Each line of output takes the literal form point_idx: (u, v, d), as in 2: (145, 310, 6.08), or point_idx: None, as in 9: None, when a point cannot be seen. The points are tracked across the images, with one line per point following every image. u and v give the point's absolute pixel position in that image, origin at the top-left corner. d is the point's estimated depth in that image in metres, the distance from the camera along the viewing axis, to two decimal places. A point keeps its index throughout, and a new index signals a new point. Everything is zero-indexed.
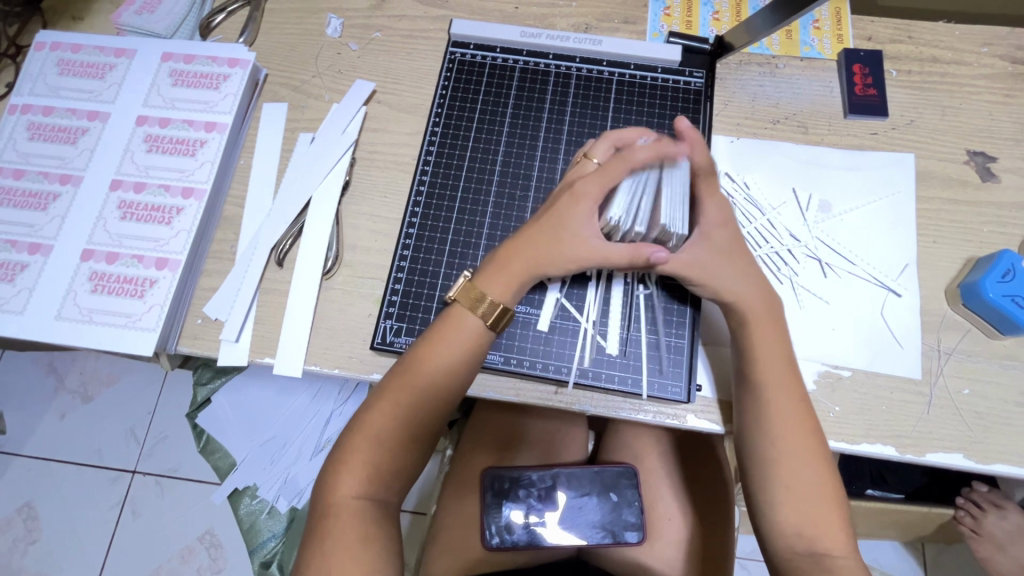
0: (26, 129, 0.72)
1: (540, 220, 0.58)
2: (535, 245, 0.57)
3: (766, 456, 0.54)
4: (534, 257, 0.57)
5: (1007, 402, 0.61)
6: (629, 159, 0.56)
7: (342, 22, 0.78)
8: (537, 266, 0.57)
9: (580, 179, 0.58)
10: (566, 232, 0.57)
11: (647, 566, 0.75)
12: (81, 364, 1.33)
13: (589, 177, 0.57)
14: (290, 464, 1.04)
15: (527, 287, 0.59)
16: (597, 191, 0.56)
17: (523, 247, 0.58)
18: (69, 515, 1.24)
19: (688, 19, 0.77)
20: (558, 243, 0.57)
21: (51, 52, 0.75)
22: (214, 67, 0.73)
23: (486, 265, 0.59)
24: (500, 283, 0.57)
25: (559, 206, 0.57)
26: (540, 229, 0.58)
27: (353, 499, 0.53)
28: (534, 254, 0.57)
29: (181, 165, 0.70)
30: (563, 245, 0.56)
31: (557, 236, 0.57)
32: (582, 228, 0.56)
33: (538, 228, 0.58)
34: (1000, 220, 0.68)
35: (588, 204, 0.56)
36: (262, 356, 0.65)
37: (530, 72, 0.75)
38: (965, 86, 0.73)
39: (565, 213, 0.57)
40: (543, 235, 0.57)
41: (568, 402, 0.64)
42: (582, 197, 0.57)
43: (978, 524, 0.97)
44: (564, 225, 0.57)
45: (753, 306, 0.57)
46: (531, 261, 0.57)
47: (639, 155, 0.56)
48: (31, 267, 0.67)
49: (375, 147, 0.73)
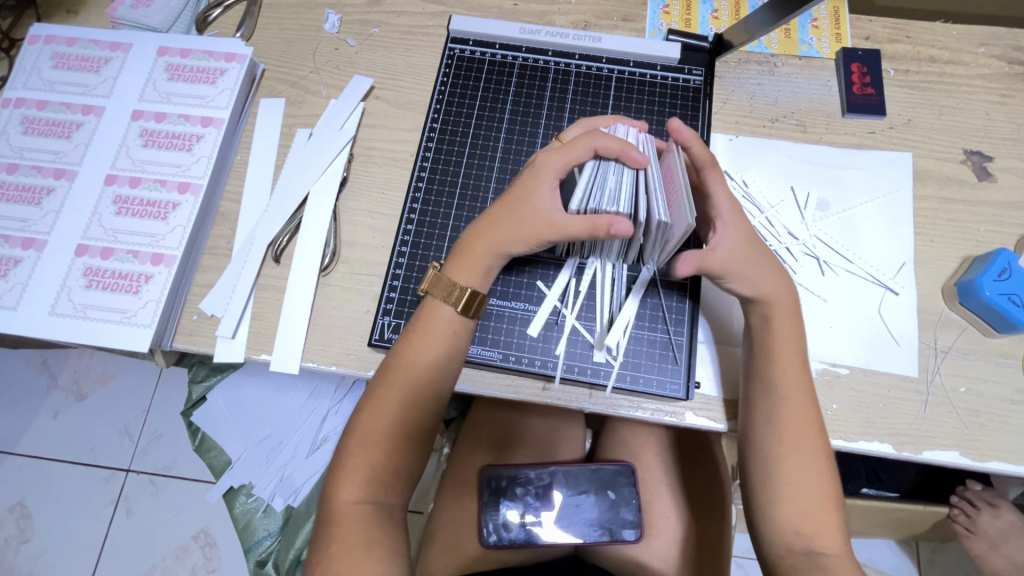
0: (20, 123, 0.71)
1: (505, 197, 0.58)
2: (500, 222, 0.56)
3: (771, 456, 0.54)
4: (497, 235, 0.56)
5: (1004, 400, 0.62)
6: (591, 139, 0.54)
7: (340, 17, 0.78)
8: (499, 244, 0.56)
9: (545, 154, 0.57)
10: (526, 207, 0.55)
11: (644, 564, 0.75)
12: (74, 362, 1.32)
13: (554, 153, 0.56)
14: (284, 463, 1.03)
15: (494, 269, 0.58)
16: (559, 165, 0.55)
17: (489, 225, 0.57)
18: (62, 514, 1.23)
19: (688, 17, 0.77)
20: (519, 221, 0.55)
21: (45, 45, 0.74)
22: (211, 62, 0.73)
23: (454, 250, 0.58)
24: (467, 266, 0.57)
25: (524, 184, 0.57)
26: (504, 208, 0.57)
27: (354, 504, 0.53)
28: (500, 232, 0.56)
29: (177, 160, 0.69)
30: (523, 223, 0.55)
31: (517, 213, 0.56)
32: (544, 206, 0.55)
33: (502, 207, 0.57)
34: (996, 219, 0.68)
35: (548, 178, 0.55)
36: (259, 353, 0.65)
37: (528, 69, 0.75)
38: (961, 86, 0.73)
39: (530, 191, 0.56)
40: (506, 212, 0.56)
41: (568, 399, 0.64)
42: (542, 169, 0.56)
43: (972, 523, 0.97)
44: (526, 203, 0.56)
45: (755, 304, 0.57)
46: (494, 239, 0.56)
47: (603, 137, 0.54)
48: (24, 263, 0.66)
49: (373, 144, 0.72)
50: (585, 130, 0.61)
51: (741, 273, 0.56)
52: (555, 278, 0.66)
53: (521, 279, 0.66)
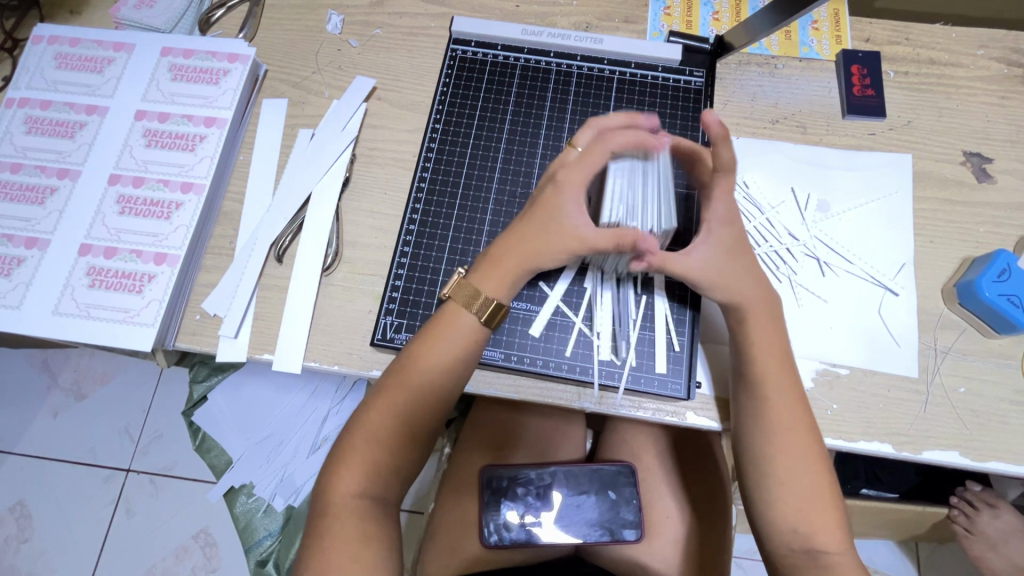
0: (24, 123, 0.71)
1: (531, 212, 0.57)
2: (528, 237, 0.56)
3: (762, 454, 0.54)
4: (525, 249, 0.56)
5: (1003, 400, 0.62)
6: (607, 142, 0.55)
7: (343, 18, 0.78)
8: (526, 260, 0.56)
9: (562, 168, 0.57)
10: (552, 219, 0.56)
11: (644, 565, 0.75)
12: (75, 361, 1.32)
13: (572, 166, 0.56)
14: (285, 463, 1.03)
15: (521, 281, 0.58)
16: (578, 178, 0.56)
17: (515, 239, 0.57)
18: (62, 513, 1.23)
19: (689, 19, 0.77)
20: (546, 234, 0.56)
21: (48, 45, 0.74)
22: (214, 62, 0.73)
23: (479, 262, 0.58)
24: (491, 279, 0.57)
25: (547, 198, 0.57)
26: (531, 222, 0.57)
27: (355, 500, 0.53)
28: (528, 246, 0.56)
29: (180, 160, 0.69)
30: (550, 236, 0.56)
31: (544, 226, 0.56)
32: (571, 222, 0.55)
33: (528, 222, 0.57)
34: (995, 220, 0.68)
35: (575, 193, 0.56)
36: (261, 352, 0.65)
37: (531, 70, 0.75)
38: (960, 87, 0.73)
39: (558, 207, 0.56)
40: (533, 226, 0.56)
41: (568, 399, 0.64)
42: (565, 185, 0.56)
43: (972, 523, 0.97)
44: (555, 219, 0.56)
45: (747, 305, 0.57)
46: (524, 254, 0.56)
47: (618, 137, 0.55)
48: (28, 262, 0.66)
49: (375, 144, 0.73)
50: (595, 133, 0.59)
51: (738, 275, 0.57)
52: (558, 280, 0.66)
53: (522, 280, 0.67)
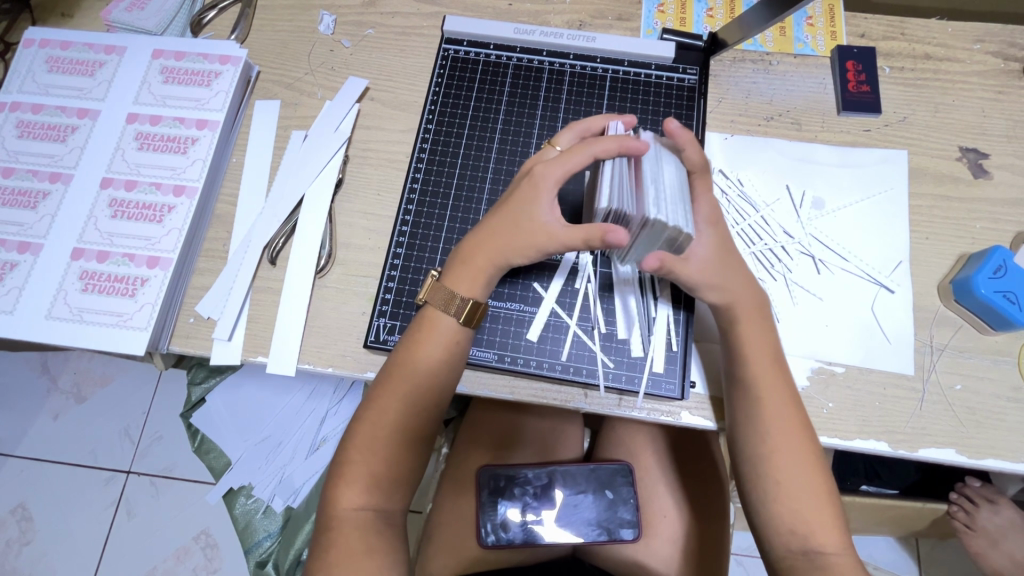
0: (15, 127, 0.71)
1: (501, 209, 0.57)
2: (499, 235, 0.56)
3: (757, 454, 0.54)
4: (497, 248, 0.56)
5: (999, 397, 0.62)
6: (591, 146, 0.53)
7: (335, 19, 0.78)
8: (501, 257, 0.56)
9: (540, 165, 0.56)
10: (527, 219, 0.55)
11: (643, 565, 0.75)
12: (74, 363, 1.32)
13: (551, 162, 0.55)
14: (284, 464, 1.03)
15: (494, 279, 0.57)
16: (556, 175, 0.54)
17: (487, 237, 0.56)
18: (63, 515, 1.23)
19: (683, 16, 0.77)
20: (519, 232, 0.55)
21: (39, 49, 0.74)
22: (206, 64, 0.73)
23: (453, 262, 0.58)
24: (468, 279, 0.56)
25: (518, 193, 0.56)
26: (504, 220, 0.56)
27: (353, 511, 0.53)
28: (499, 244, 0.56)
29: (173, 163, 0.69)
30: (523, 234, 0.55)
31: (517, 224, 0.55)
32: (542, 217, 0.55)
33: (501, 219, 0.56)
34: (992, 216, 0.68)
35: (549, 190, 0.55)
36: (254, 355, 0.65)
37: (524, 69, 0.75)
38: (957, 82, 0.73)
39: (528, 203, 0.55)
40: (506, 225, 0.56)
41: (564, 399, 0.64)
42: (542, 182, 0.55)
43: (971, 519, 0.97)
44: (526, 217, 0.55)
45: (737, 305, 0.57)
46: (495, 252, 0.56)
47: (601, 144, 0.53)
48: (20, 266, 0.66)
49: (368, 145, 0.72)
50: (576, 136, 0.59)
51: (726, 280, 0.57)
52: (551, 281, 0.66)
53: (515, 280, 0.66)
